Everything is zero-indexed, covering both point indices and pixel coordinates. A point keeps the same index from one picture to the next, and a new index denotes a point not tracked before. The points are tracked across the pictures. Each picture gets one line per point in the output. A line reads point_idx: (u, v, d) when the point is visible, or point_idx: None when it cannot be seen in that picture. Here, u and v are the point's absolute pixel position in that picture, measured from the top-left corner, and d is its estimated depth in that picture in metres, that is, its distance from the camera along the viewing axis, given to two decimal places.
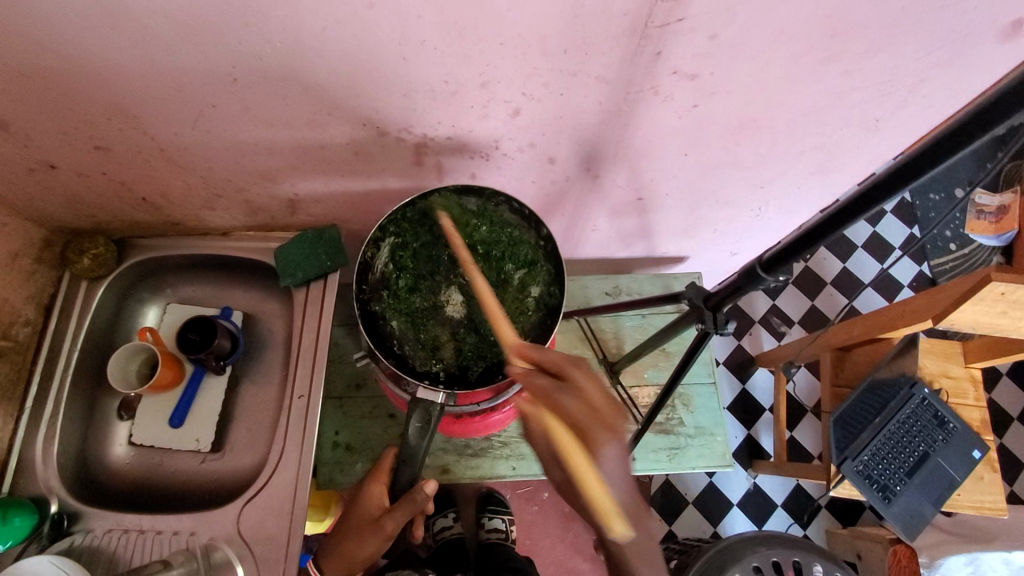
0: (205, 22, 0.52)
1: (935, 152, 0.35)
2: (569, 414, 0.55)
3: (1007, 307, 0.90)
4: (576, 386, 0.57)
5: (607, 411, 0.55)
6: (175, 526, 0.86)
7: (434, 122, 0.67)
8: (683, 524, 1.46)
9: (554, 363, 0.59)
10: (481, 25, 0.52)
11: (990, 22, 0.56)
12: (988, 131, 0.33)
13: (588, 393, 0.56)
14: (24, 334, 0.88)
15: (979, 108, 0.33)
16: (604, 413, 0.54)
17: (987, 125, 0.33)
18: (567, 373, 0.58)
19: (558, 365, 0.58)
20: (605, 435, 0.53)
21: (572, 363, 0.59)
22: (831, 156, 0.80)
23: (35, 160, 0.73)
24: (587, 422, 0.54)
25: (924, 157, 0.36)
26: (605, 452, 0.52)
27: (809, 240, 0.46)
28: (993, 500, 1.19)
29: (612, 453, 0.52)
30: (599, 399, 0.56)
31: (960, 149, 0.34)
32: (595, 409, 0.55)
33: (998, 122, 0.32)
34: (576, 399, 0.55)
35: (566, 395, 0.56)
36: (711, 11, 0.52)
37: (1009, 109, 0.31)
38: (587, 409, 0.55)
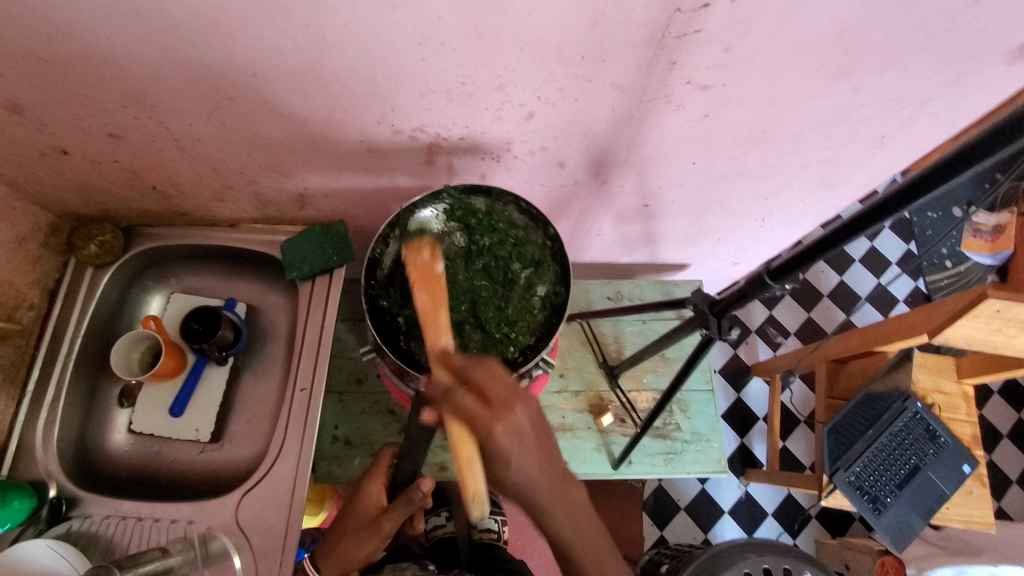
0: (229, 16, 0.52)
1: (944, 171, 0.36)
2: (467, 408, 0.52)
3: (1002, 324, 0.91)
4: (487, 370, 0.55)
5: (499, 396, 0.53)
6: (173, 514, 0.86)
7: (448, 122, 0.68)
8: (675, 529, 1.48)
9: (464, 363, 0.56)
10: (502, 29, 0.53)
11: (997, 45, 0.58)
12: (1000, 152, 0.34)
13: (496, 379, 0.54)
14: (28, 318, 0.88)
15: (990, 130, 0.34)
16: (497, 407, 0.52)
17: (998, 147, 0.33)
18: (472, 370, 0.55)
19: (462, 363, 0.56)
20: (499, 427, 0.52)
21: (483, 365, 0.55)
22: (835, 170, 0.81)
23: (48, 145, 0.73)
24: (482, 416, 0.52)
25: (931, 176, 0.37)
26: (497, 438, 0.51)
27: (816, 252, 0.47)
28: (981, 514, 1.20)
29: (503, 441, 0.52)
30: (501, 392, 0.53)
31: (970, 169, 0.35)
32: (488, 406, 0.52)
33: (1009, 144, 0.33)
34: (471, 396, 0.53)
35: (464, 392, 0.53)
36: (727, 24, 0.53)
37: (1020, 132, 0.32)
38: (483, 405, 0.52)
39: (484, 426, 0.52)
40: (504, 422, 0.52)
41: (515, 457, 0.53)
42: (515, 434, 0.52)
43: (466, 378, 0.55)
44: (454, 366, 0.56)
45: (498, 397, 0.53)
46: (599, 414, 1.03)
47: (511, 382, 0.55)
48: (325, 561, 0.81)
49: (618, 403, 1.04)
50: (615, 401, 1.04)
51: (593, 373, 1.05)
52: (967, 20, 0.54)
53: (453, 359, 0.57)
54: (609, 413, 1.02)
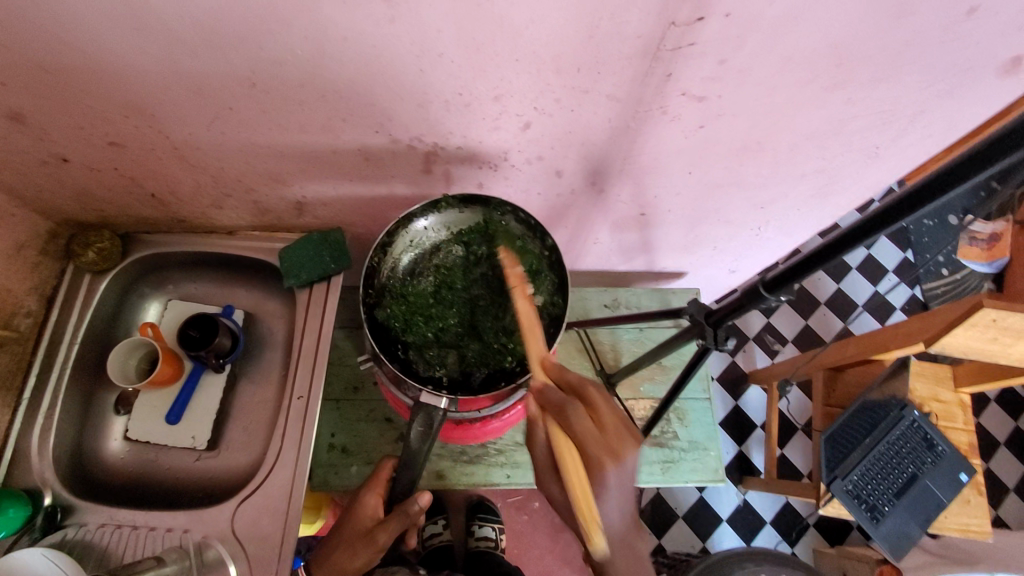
0: (230, 28, 0.53)
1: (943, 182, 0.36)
2: (580, 431, 0.61)
3: (998, 334, 0.92)
4: (588, 395, 0.63)
5: (614, 434, 0.61)
6: (168, 523, 0.85)
7: (445, 132, 0.69)
8: (673, 537, 1.47)
9: (573, 385, 0.63)
10: (499, 41, 0.54)
11: (989, 58, 0.58)
12: (997, 162, 0.33)
13: (600, 406, 0.63)
14: (25, 325, 0.88)
15: (985, 142, 0.34)
16: (610, 436, 0.61)
17: (995, 158, 0.33)
18: (580, 391, 0.63)
19: (572, 387, 0.64)
20: (609, 461, 0.60)
21: (584, 389, 0.63)
22: (830, 180, 0.82)
23: (47, 154, 0.73)
24: (593, 444, 0.60)
25: (929, 187, 0.37)
26: (608, 475, 0.59)
27: (809, 265, 0.47)
28: (978, 523, 1.19)
29: (611, 477, 0.59)
30: (609, 421, 0.62)
31: (969, 178, 0.35)
32: (603, 433, 0.61)
33: (1006, 155, 0.33)
34: (587, 419, 0.62)
35: (573, 408, 0.62)
36: (722, 37, 0.53)
37: (1009, 149, 0.33)
38: (595, 428, 0.61)
39: (595, 458, 0.60)
40: (614, 455, 0.60)
41: (613, 491, 0.59)
42: (623, 472, 0.60)
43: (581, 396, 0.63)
44: (563, 388, 0.64)
45: (614, 433, 0.61)
46: None
47: (620, 413, 0.63)
48: (318, 571, 0.81)
49: None
50: None
51: (591, 382, 1.06)
52: (959, 34, 0.55)
53: (564, 379, 0.64)
54: None
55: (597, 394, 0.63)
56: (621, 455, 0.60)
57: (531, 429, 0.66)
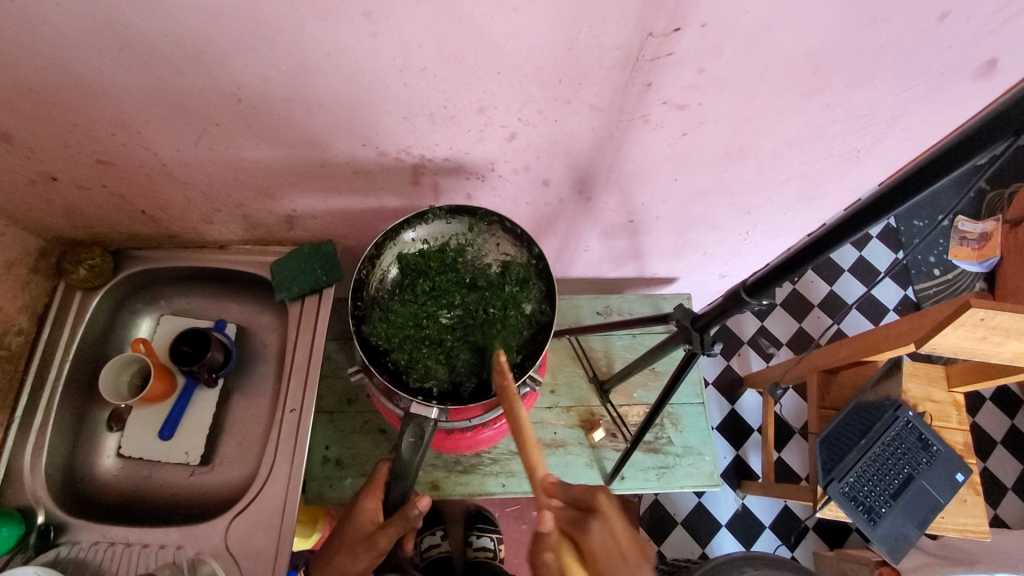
0: (215, 46, 0.54)
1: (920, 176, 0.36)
2: (598, 549, 0.62)
3: (988, 333, 0.92)
4: (600, 515, 0.63)
5: (631, 556, 0.62)
6: (162, 539, 0.85)
7: (432, 143, 0.69)
8: (672, 544, 1.47)
9: (584, 502, 0.64)
10: (480, 55, 0.55)
11: (963, 62, 0.59)
12: (976, 155, 0.33)
13: (614, 525, 0.64)
14: (17, 343, 0.88)
15: (962, 135, 0.34)
16: (630, 564, 0.62)
17: (974, 150, 0.33)
18: (593, 505, 0.64)
19: (581, 504, 0.64)
20: None
21: (595, 508, 0.64)
22: (814, 184, 0.83)
23: (37, 172, 0.74)
24: (611, 563, 0.61)
25: (909, 182, 0.37)
26: None
27: (789, 267, 0.47)
28: (975, 522, 1.20)
29: None
30: (625, 543, 0.63)
31: (948, 173, 0.35)
32: (621, 556, 0.62)
33: (981, 151, 0.33)
34: (605, 539, 0.63)
35: (593, 529, 0.62)
36: (699, 47, 0.54)
37: (974, 149, 0.33)
38: (615, 548, 0.62)
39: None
40: None
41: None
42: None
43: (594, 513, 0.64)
44: (574, 504, 0.64)
45: (632, 555, 0.62)
46: (590, 430, 1.03)
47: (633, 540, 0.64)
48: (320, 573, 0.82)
49: (609, 418, 1.04)
50: (606, 416, 1.04)
51: (584, 389, 1.06)
52: (933, 39, 0.56)
53: (573, 496, 0.65)
54: (601, 428, 1.02)
55: (610, 511, 0.64)
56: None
57: (537, 551, 0.65)
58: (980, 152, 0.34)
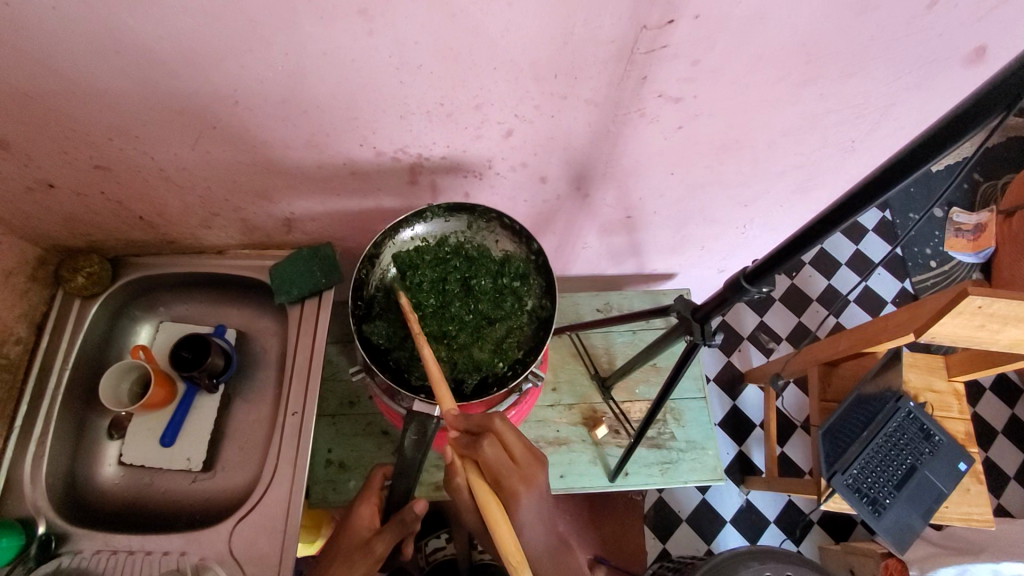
0: (210, 47, 0.54)
1: (914, 156, 0.36)
2: (494, 464, 0.62)
3: (985, 320, 0.92)
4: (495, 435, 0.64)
5: (526, 462, 0.64)
6: (165, 546, 0.85)
7: (429, 142, 0.70)
8: (677, 541, 1.46)
9: (480, 424, 0.65)
10: (475, 50, 0.55)
11: (953, 49, 0.60)
12: (969, 132, 0.34)
13: (509, 441, 0.65)
14: (15, 352, 0.88)
15: (956, 111, 0.34)
16: (523, 465, 0.63)
17: (965, 127, 0.33)
18: (489, 426, 0.65)
19: (478, 427, 0.65)
20: (523, 488, 0.62)
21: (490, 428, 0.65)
22: (810, 176, 0.83)
23: (33, 179, 0.74)
24: (508, 475, 0.62)
25: (905, 161, 0.36)
26: (523, 501, 0.61)
27: (786, 256, 0.48)
28: (980, 511, 1.19)
29: (526, 502, 0.61)
30: (520, 452, 0.64)
31: (944, 152, 0.35)
32: (516, 464, 0.63)
33: (971, 129, 0.33)
34: (500, 451, 0.63)
35: (485, 445, 0.63)
36: (693, 39, 0.55)
37: (970, 123, 0.33)
38: (509, 459, 0.63)
39: (509, 486, 0.62)
40: (526, 487, 0.62)
41: (529, 517, 0.62)
42: (536, 495, 0.63)
43: (488, 433, 0.65)
44: (472, 429, 0.65)
45: (526, 461, 0.64)
46: (593, 427, 1.02)
47: (530, 446, 0.66)
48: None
49: (611, 414, 1.04)
50: (609, 413, 1.04)
51: (586, 386, 1.06)
52: (923, 26, 0.56)
53: (471, 420, 0.65)
54: (603, 425, 1.02)
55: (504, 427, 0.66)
56: (532, 481, 0.63)
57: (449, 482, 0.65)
58: (973, 128, 0.34)
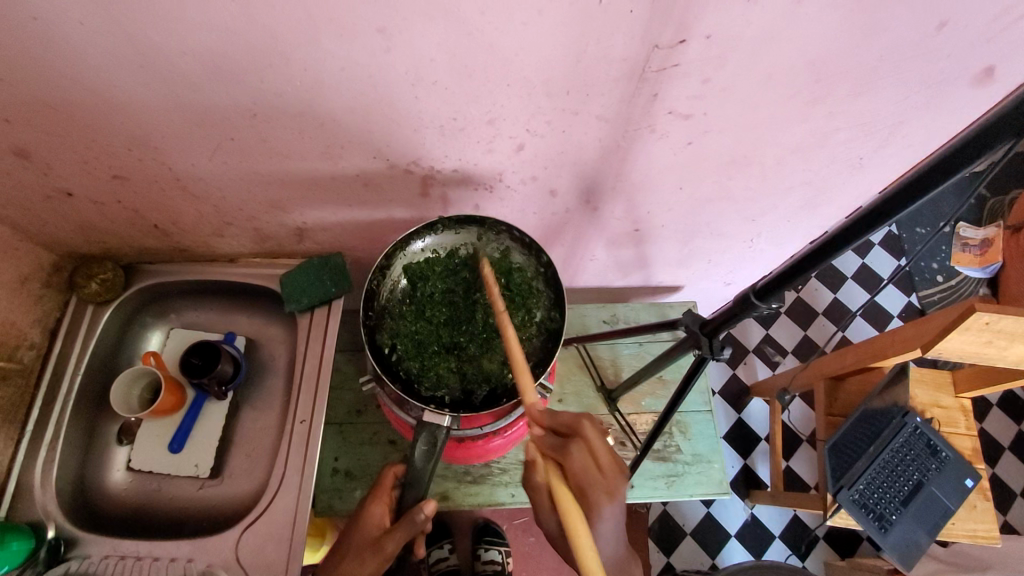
0: (232, 62, 0.55)
1: (930, 177, 0.37)
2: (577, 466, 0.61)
3: (992, 337, 0.92)
4: (583, 439, 0.63)
5: (610, 471, 0.62)
6: (173, 552, 0.85)
7: (441, 155, 0.71)
8: (681, 555, 1.45)
9: (570, 426, 0.64)
10: (490, 67, 0.56)
11: (962, 69, 0.61)
12: (980, 157, 0.35)
13: (595, 447, 0.63)
14: (28, 357, 0.89)
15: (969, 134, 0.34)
16: (607, 476, 0.61)
17: (976, 153, 0.34)
18: (578, 429, 0.64)
19: (567, 428, 0.64)
20: (605, 499, 0.61)
21: (578, 430, 0.64)
22: (818, 191, 0.84)
23: (52, 188, 0.75)
24: (590, 481, 0.61)
25: (918, 183, 0.38)
26: (603, 510, 0.60)
27: (795, 273, 0.49)
28: (986, 528, 1.19)
29: (607, 513, 0.60)
30: (606, 462, 0.62)
31: (956, 173, 0.36)
32: (601, 473, 0.61)
33: (982, 154, 0.34)
34: (587, 458, 0.62)
35: (573, 450, 0.62)
36: (703, 58, 0.56)
37: (986, 144, 0.34)
38: (595, 468, 0.62)
39: (592, 495, 0.61)
40: (609, 498, 0.61)
41: (608, 526, 0.61)
42: (616, 506, 0.61)
43: (577, 437, 0.64)
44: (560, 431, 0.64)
45: (611, 470, 0.62)
46: None
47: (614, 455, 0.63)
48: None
49: (617, 426, 1.04)
50: (615, 425, 1.04)
51: (592, 398, 1.06)
52: (931, 47, 0.57)
53: (559, 421, 0.64)
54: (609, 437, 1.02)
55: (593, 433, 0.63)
56: (614, 492, 0.61)
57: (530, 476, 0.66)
58: (983, 154, 0.35)
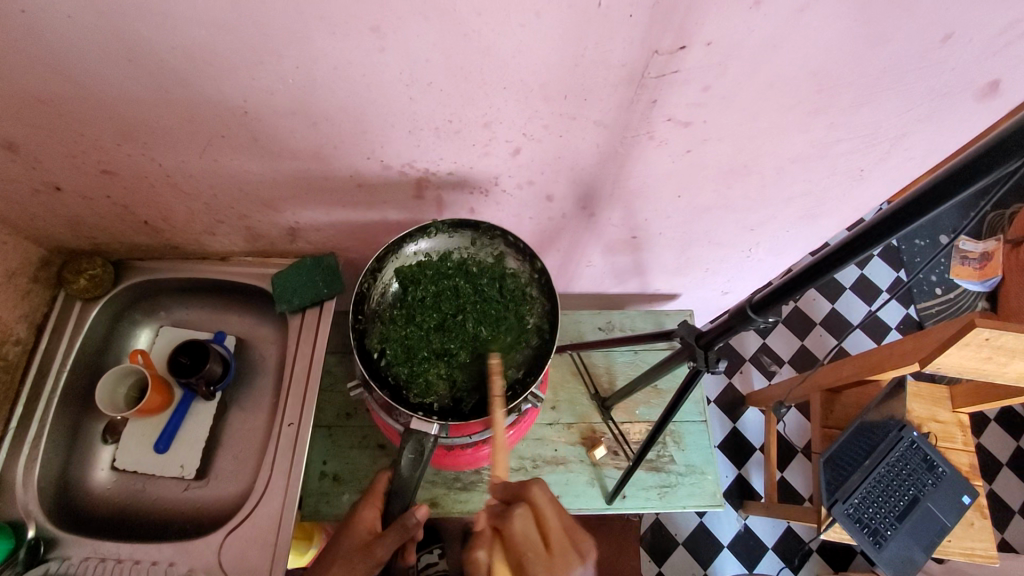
0: (223, 59, 0.54)
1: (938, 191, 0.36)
2: (520, 537, 0.64)
3: (992, 353, 0.91)
4: (525, 508, 0.67)
5: (558, 549, 0.64)
6: (154, 555, 0.83)
7: (436, 158, 0.70)
8: (672, 565, 1.44)
9: (516, 493, 0.69)
10: (486, 69, 0.55)
11: (967, 82, 0.60)
12: (974, 183, 0.35)
13: (540, 516, 0.66)
14: (13, 353, 0.88)
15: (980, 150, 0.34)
16: (554, 552, 0.64)
17: (972, 178, 0.34)
18: (524, 495, 0.68)
19: (511, 496, 0.69)
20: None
21: (523, 497, 0.68)
22: (818, 203, 0.83)
23: (41, 182, 0.74)
24: (531, 555, 0.63)
25: (924, 198, 0.37)
26: None
27: (794, 286, 0.48)
28: (984, 547, 1.17)
29: None
30: (549, 531, 0.65)
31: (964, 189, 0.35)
32: (548, 550, 0.64)
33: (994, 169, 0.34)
34: (532, 525, 0.66)
35: (515, 517, 0.66)
36: (704, 65, 0.55)
37: (1001, 158, 0.33)
38: (540, 539, 0.65)
39: (534, 568, 0.62)
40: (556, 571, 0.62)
41: None
42: None
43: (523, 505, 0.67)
44: (509, 499, 0.69)
45: (553, 541, 0.65)
46: (592, 447, 1.01)
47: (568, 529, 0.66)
48: None
49: (610, 435, 1.02)
50: (608, 434, 1.03)
51: (585, 405, 1.05)
52: (937, 59, 0.56)
53: (508, 489, 0.70)
54: (602, 446, 1.00)
55: (538, 501, 0.67)
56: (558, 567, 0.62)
57: (471, 552, 0.67)
58: (990, 171, 0.34)
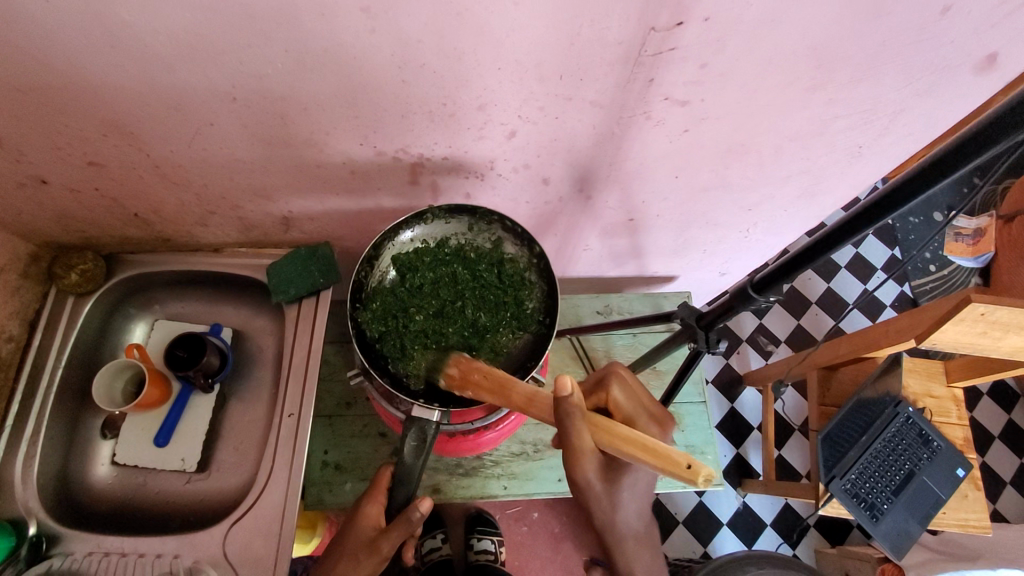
0: (207, 43, 0.53)
1: (940, 167, 0.36)
2: (623, 406, 0.65)
3: (987, 327, 0.92)
4: (621, 380, 0.66)
5: (659, 411, 0.65)
6: (158, 548, 0.84)
7: (430, 143, 0.68)
8: (673, 545, 1.46)
9: (602, 371, 0.67)
10: (479, 50, 0.54)
11: (967, 55, 0.59)
12: (973, 159, 0.34)
13: (634, 386, 0.66)
14: (6, 350, 0.86)
15: (984, 123, 0.33)
16: (654, 411, 0.65)
17: (970, 154, 0.34)
18: (609, 373, 0.67)
19: (599, 378, 0.67)
20: (657, 429, 0.63)
21: (613, 374, 0.66)
22: (815, 181, 0.83)
23: (26, 175, 0.72)
24: (638, 415, 0.64)
25: (923, 174, 0.37)
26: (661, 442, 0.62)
27: (794, 266, 0.48)
28: (977, 518, 1.20)
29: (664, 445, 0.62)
30: (647, 400, 0.66)
31: (964, 164, 0.35)
32: (648, 411, 0.65)
33: (996, 142, 0.33)
34: (627, 393, 0.65)
35: (615, 385, 0.65)
36: (702, 41, 0.54)
37: (1006, 131, 0.32)
38: (639, 403, 0.65)
39: (643, 425, 0.63)
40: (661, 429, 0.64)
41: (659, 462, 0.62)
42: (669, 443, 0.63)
43: (610, 378, 0.66)
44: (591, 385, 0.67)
45: (654, 407, 0.66)
46: None
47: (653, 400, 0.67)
48: None
49: None
50: None
51: None
52: (935, 32, 0.55)
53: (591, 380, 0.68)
54: None
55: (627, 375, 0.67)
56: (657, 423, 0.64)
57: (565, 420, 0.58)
58: (990, 148, 0.34)
